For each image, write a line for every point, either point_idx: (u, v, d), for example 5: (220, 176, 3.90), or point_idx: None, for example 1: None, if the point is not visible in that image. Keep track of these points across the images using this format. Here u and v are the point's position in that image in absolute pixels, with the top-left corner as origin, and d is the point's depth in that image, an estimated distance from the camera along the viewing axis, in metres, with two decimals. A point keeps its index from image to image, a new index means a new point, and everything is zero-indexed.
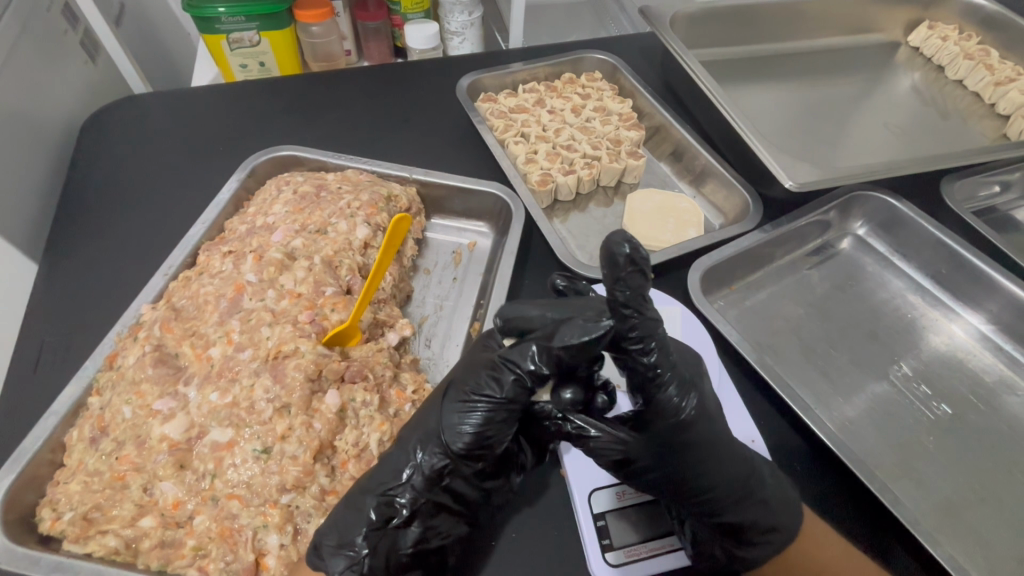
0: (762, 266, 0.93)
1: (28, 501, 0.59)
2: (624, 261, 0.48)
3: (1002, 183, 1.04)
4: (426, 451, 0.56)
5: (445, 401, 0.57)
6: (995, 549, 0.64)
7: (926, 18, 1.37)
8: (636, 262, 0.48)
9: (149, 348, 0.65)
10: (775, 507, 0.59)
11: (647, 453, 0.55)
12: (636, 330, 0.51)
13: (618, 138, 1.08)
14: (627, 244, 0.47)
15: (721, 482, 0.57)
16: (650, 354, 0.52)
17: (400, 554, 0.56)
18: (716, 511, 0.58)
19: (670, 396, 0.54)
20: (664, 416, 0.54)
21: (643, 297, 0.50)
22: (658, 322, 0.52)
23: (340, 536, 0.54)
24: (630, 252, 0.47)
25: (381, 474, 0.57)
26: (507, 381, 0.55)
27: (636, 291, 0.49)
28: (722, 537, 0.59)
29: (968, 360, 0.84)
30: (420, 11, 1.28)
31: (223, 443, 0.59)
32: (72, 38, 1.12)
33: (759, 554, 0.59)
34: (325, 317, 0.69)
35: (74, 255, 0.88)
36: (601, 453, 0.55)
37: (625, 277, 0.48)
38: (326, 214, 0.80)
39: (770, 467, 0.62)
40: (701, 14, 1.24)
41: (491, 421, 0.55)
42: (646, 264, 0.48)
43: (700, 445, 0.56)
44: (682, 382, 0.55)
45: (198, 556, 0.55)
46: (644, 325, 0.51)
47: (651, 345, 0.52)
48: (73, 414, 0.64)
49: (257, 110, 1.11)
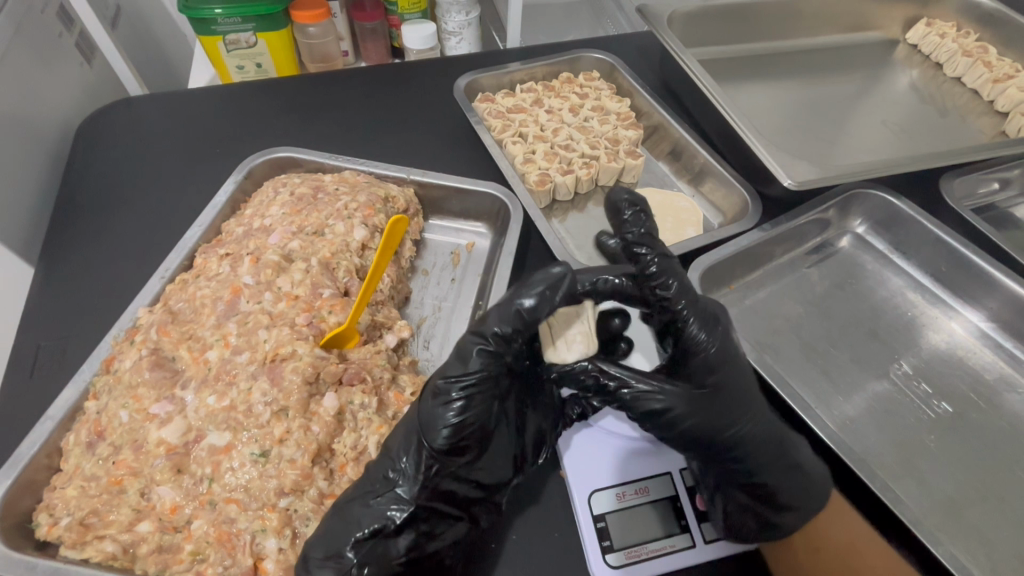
0: (761, 266, 0.93)
1: (25, 506, 0.58)
2: (625, 204, 0.74)
3: (1001, 180, 1.04)
4: (408, 455, 0.57)
5: (421, 400, 0.58)
6: (997, 549, 0.64)
7: (924, 15, 1.37)
8: (636, 207, 0.73)
9: (145, 352, 0.65)
10: (805, 471, 0.61)
11: (683, 398, 0.58)
12: (654, 265, 0.65)
13: (617, 137, 1.08)
14: (626, 194, 0.75)
15: (754, 434, 0.60)
16: (670, 289, 0.63)
17: (392, 564, 0.54)
18: (749, 469, 0.60)
19: (695, 332, 0.62)
20: (692, 354, 0.62)
21: (651, 240, 0.69)
22: (672, 263, 0.66)
23: (327, 546, 0.53)
24: (628, 199, 0.74)
25: (367, 482, 0.57)
26: (473, 357, 0.57)
27: (645, 229, 0.71)
28: (756, 503, 0.59)
29: (968, 358, 0.84)
30: (417, 11, 1.27)
31: (220, 447, 0.58)
32: (67, 40, 1.11)
33: (792, 523, 0.59)
34: (323, 320, 0.68)
35: (71, 258, 0.88)
36: (640, 404, 0.58)
37: (631, 219, 0.73)
38: (323, 215, 0.80)
39: (802, 441, 0.64)
40: (699, 13, 1.24)
41: (469, 408, 0.56)
42: (645, 212, 0.73)
43: (731, 386, 0.60)
44: (706, 321, 0.62)
45: (196, 560, 0.55)
46: (661, 262, 0.65)
47: (670, 280, 0.64)
48: (69, 419, 0.64)
49: (254, 111, 1.11)
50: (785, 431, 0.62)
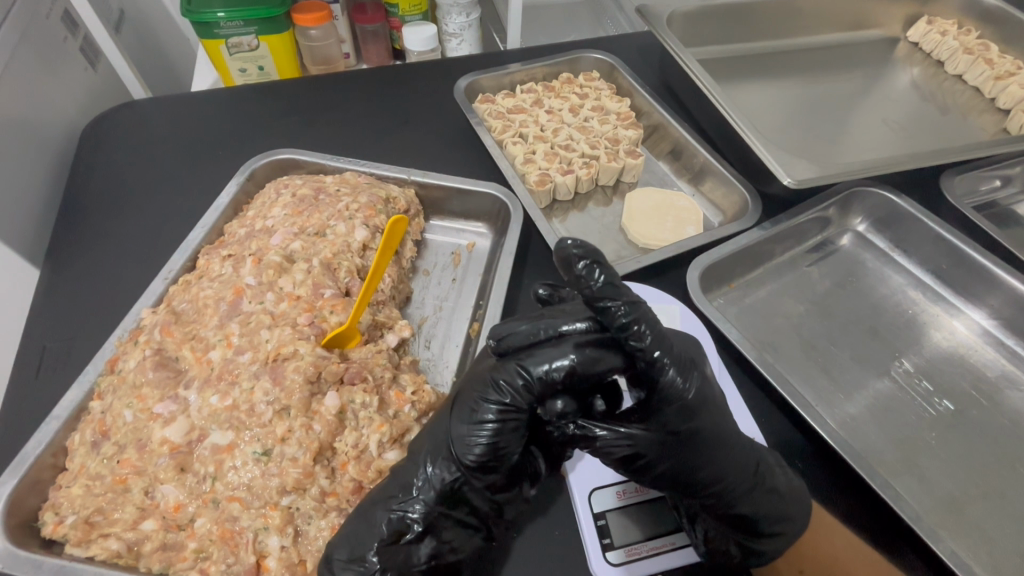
0: (761, 264, 0.93)
1: (31, 505, 0.59)
2: (575, 259, 0.55)
3: (1002, 177, 1.04)
4: (436, 464, 0.56)
5: (455, 413, 0.57)
6: (998, 545, 0.64)
7: (924, 13, 1.37)
8: (590, 257, 0.55)
9: (149, 352, 0.66)
10: (786, 498, 0.60)
11: (655, 444, 0.54)
12: (623, 316, 0.51)
13: (617, 137, 1.08)
14: (569, 240, 0.55)
15: (732, 473, 0.57)
16: (643, 341, 0.52)
17: (413, 571, 0.55)
18: (729, 503, 0.58)
19: (672, 380, 0.53)
20: (668, 402, 0.54)
21: (612, 287, 0.53)
22: (643, 307, 0.53)
23: (351, 550, 0.54)
24: (574, 246, 0.55)
25: (390, 486, 0.57)
26: (517, 388, 0.54)
27: (605, 281, 0.53)
28: (735, 530, 0.59)
29: (969, 356, 0.84)
30: (418, 13, 1.28)
31: (223, 446, 0.59)
32: (71, 44, 1.13)
33: (774, 548, 0.59)
34: (324, 320, 0.69)
35: (75, 261, 0.88)
36: (606, 453, 0.54)
37: (585, 273, 0.54)
38: (325, 216, 0.80)
39: (777, 460, 0.63)
40: (699, 13, 1.24)
41: (502, 431, 0.55)
42: (602, 261, 0.55)
43: (707, 430, 0.55)
44: (682, 366, 0.54)
45: (200, 558, 0.55)
46: (630, 311, 0.52)
47: (643, 330, 0.52)
48: (74, 419, 0.64)
49: (256, 114, 1.12)
50: (762, 455, 0.61)
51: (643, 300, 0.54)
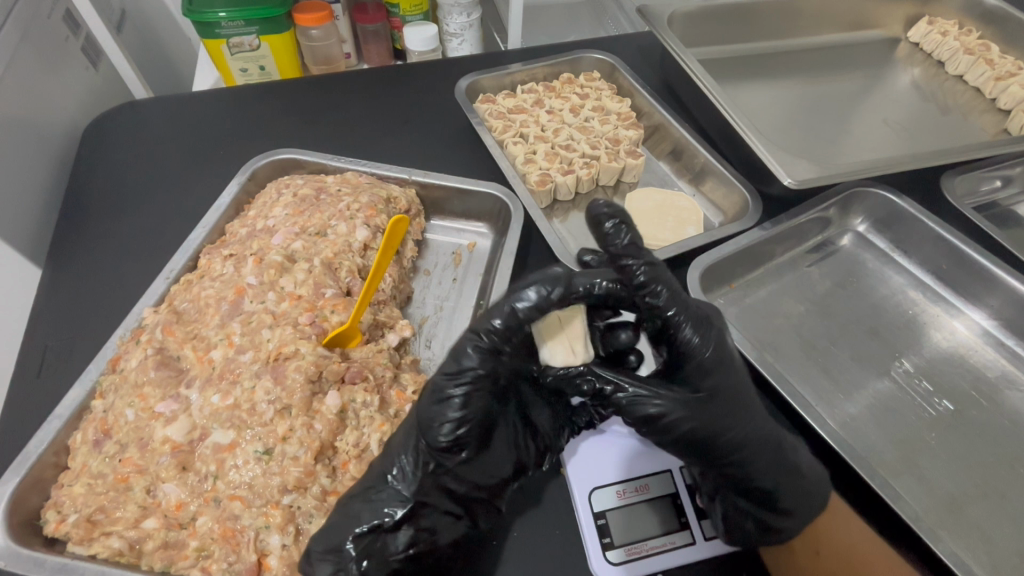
0: (761, 264, 0.93)
1: (33, 503, 0.59)
2: (605, 218, 0.61)
3: (1003, 178, 1.04)
4: (408, 451, 0.57)
5: (421, 396, 0.58)
6: (998, 545, 0.64)
7: (925, 13, 1.37)
8: (618, 218, 0.61)
9: (150, 351, 0.66)
10: (803, 473, 0.60)
11: (681, 404, 0.56)
12: (641, 274, 0.57)
13: (617, 137, 1.08)
14: (604, 202, 0.62)
15: (753, 439, 0.58)
16: (659, 297, 0.57)
17: (390, 561, 0.55)
18: (749, 473, 0.58)
19: (689, 337, 0.58)
20: (687, 358, 0.58)
21: (636, 247, 0.59)
22: (660, 267, 0.58)
23: (328, 541, 0.54)
24: (608, 209, 0.61)
25: (369, 478, 0.58)
26: (474, 357, 0.55)
27: (627, 241, 0.60)
28: (756, 506, 0.59)
29: (970, 356, 0.84)
30: (419, 13, 1.29)
31: (224, 445, 0.59)
32: (73, 44, 1.13)
33: (793, 526, 0.59)
34: (326, 319, 0.69)
35: (77, 260, 0.89)
36: (631, 410, 0.56)
37: (613, 232, 0.60)
38: (326, 216, 0.81)
39: (798, 443, 0.63)
40: (700, 13, 1.24)
41: (469, 404, 0.55)
42: (628, 222, 0.61)
43: (727, 391, 0.58)
44: (700, 325, 0.58)
45: (201, 556, 0.56)
46: (648, 270, 0.57)
47: (659, 288, 0.57)
48: (76, 418, 0.64)
49: (257, 114, 1.12)
50: (785, 432, 0.62)
51: (660, 263, 0.59)
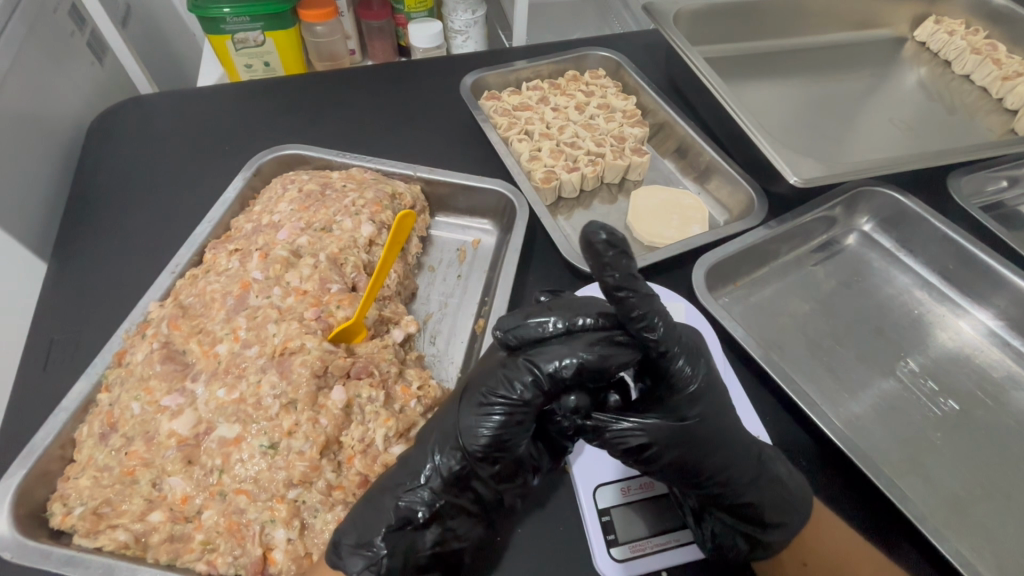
0: (767, 263, 0.93)
1: (40, 496, 0.59)
2: (602, 246, 0.47)
3: (1010, 178, 1.03)
4: (442, 452, 0.56)
5: (462, 403, 0.57)
6: (1003, 545, 0.64)
7: (933, 12, 1.36)
8: (616, 245, 0.48)
9: (156, 345, 0.66)
10: (788, 485, 0.60)
11: (667, 433, 0.53)
12: (636, 308, 0.50)
13: (623, 134, 1.08)
14: (603, 230, 0.47)
15: (738, 460, 0.56)
16: (655, 331, 0.51)
17: (418, 557, 0.56)
18: (733, 492, 0.57)
19: (680, 367, 0.54)
20: (678, 389, 0.55)
21: (632, 277, 0.49)
22: (656, 298, 0.51)
23: (358, 535, 0.54)
24: (607, 236, 0.47)
25: (398, 474, 0.57)
26: (524, 383, 0.54)
27: (626, 271, 0.49)
28: (742, 521, 0.58)
29: (976, 356, 0.83)
30: (424, 10, 1.28)
31: (230, 439, 0.59)
32: (79, 39, 1.14)
33: (779, 539, 0.58)
34: (331, 314, 0.69)
35: (82, 254, 0.89)
36: (617, 443, 0.53)
37: (612, 260, 0.48)
38: (332, 211, 0.81)
39: (778, 454, 0.62)
40: (706, 11, 1.24)
41: (507, 424, 0.54)
42: (626, 248, 0.48)
43: (716, 417, 0.56)
44: (691, 354, 0.55)
45: (207, 550, 0.56)
46: (643, 303, 0.50)
47: (655, 321, 0.51)
48: (82, 411, 0.65)
49: (262, 109, 1.12)
50: (762, 443, 0.61)
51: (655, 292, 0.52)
